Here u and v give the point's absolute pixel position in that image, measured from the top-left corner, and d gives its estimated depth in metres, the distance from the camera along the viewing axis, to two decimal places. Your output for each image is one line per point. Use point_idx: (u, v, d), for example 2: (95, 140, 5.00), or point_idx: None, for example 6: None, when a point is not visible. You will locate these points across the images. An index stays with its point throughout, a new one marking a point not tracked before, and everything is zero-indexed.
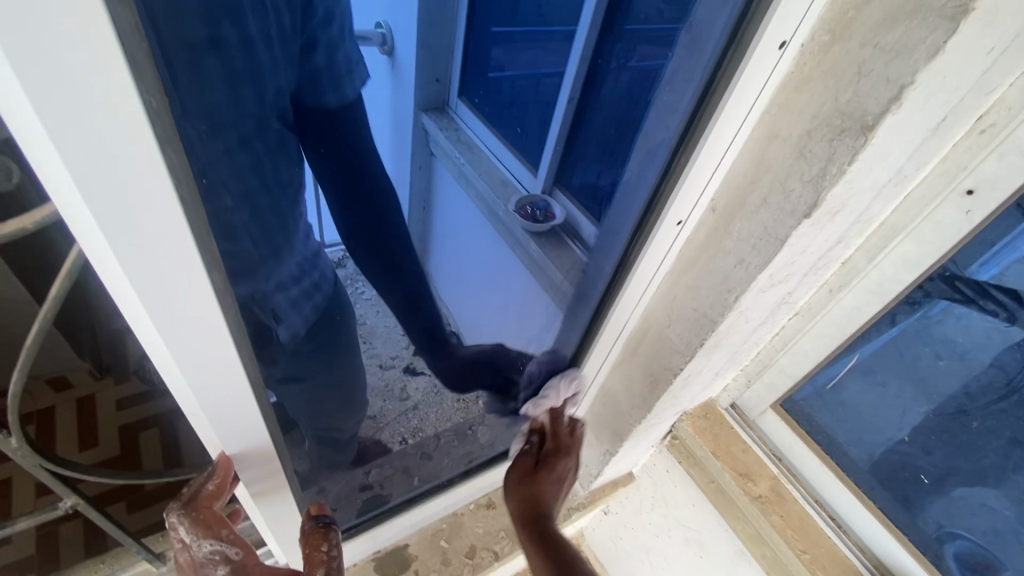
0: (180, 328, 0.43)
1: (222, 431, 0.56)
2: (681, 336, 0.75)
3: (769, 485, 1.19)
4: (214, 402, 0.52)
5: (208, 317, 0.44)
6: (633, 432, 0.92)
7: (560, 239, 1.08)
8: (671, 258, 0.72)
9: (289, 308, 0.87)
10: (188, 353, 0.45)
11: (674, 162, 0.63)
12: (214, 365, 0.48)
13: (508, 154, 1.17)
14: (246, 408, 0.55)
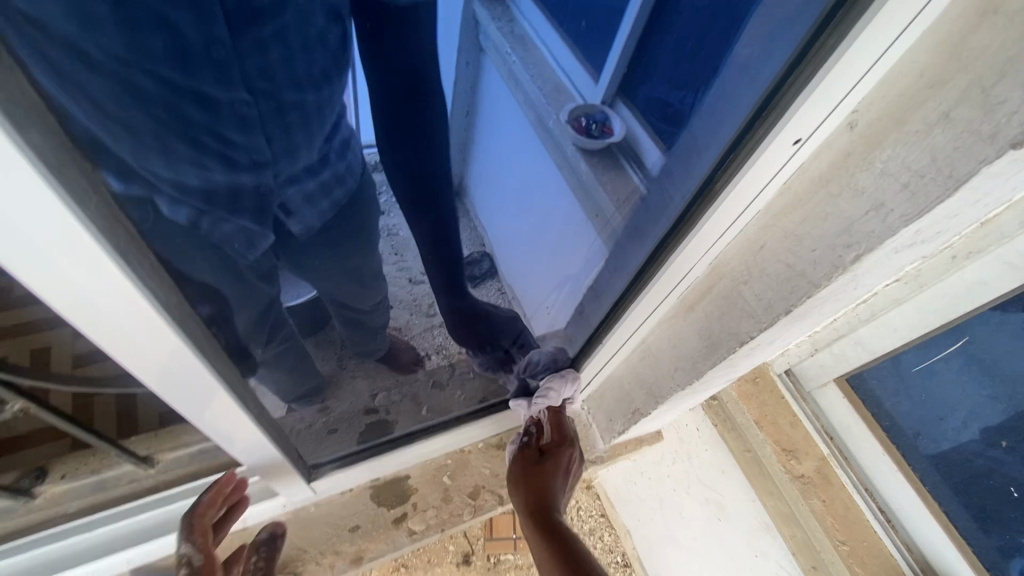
0: (56, 276, 0.31)
1: (165, 383, 0.45)
2: (759, 298, 0.58)
3: (816, 466, 1.06)
4: (138, 356, 0.41)
5: (94, 262, 0.31)
6: (673, 398, 0.78)
7: (615, 160, 1.00)
8: (769, 195, 0.52)
9: (303, 203, 0.74)
10: (78, 303, 0.33)
11: (813, 48, 0.42)
12: (122, 320, 0.36)
13: (568, 53, 1.07)
14: (187, 361, 0.44)
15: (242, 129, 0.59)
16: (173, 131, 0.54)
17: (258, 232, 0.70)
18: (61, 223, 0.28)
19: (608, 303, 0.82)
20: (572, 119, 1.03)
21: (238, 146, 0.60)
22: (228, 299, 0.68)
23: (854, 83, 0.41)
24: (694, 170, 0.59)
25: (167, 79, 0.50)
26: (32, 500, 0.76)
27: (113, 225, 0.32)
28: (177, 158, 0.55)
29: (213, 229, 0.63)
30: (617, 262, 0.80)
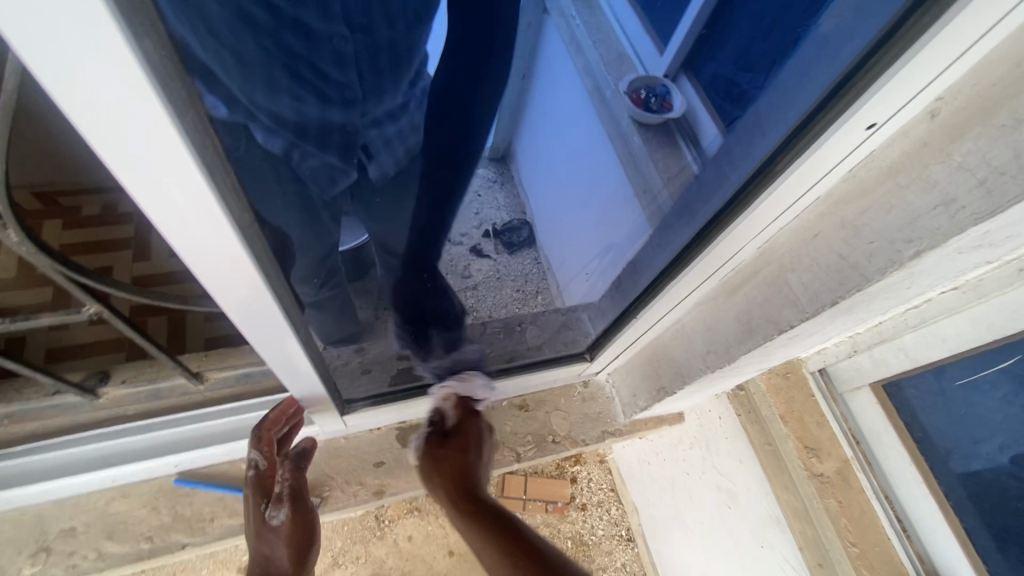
0: (149, 182, 0.33)
1: (232, 305, 0.48)
2: (806, 286, 0.57)
3: (836, 467, 1.04)
4: (213, 273, 0.43)
5: (181, 171, 0.33)
6: (700, 379, 0.78)
7: (672, 136, 0.99)
8: (834, 178, 0.50)
9: (382, 147, 0.81)
10: (165, 213, 0.36)
11: (905, 25, 0.39)
12: (207, 238, 0.39)
13: (635, 22, 1.09)
14: (250, 284, 0.46)
15: (339, 65, 0.66)
16: (280, 62, 0.61)
17: (341, 167, 0.77)
18: (158, 130, 0.30)
19: (646, 278, 0.81)
20: (631, 92, 1.04)
21: (334, 82, 0.67)
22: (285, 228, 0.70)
23: (950, 60, 0.38)
24: (756, 150, 0.58)
25: (278, 8, 0.56)
26: (96, 399, 0.83)
27: (201, 141, 0.34)
28: (279, 87, 0.62)
29: (302, 160, 0.71)
30: (663, 238, 0.79)
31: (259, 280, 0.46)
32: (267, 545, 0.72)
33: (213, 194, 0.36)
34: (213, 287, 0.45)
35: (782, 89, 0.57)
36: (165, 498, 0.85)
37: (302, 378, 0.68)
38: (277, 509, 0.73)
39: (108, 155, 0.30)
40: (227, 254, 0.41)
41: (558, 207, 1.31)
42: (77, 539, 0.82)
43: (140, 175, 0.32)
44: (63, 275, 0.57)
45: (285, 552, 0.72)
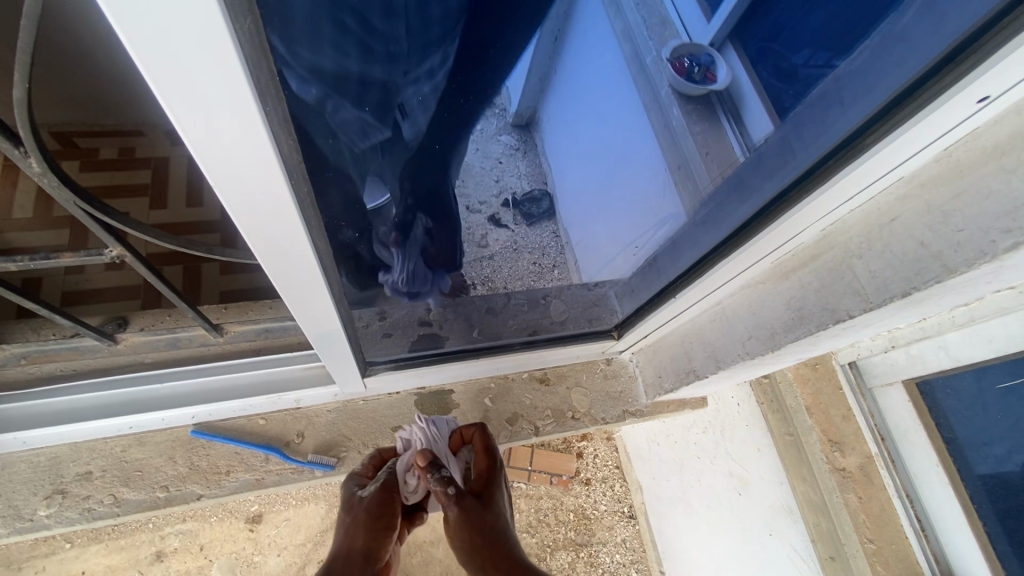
0: (195, 103, 0.29)
1: (267, 253, 0.45)
2: (873, 275, 0.53)
3: (859, 463, 1.00)
4: (254, 216, 0.40)
5: (232, 92, 0.29)
6: (734, 366, 0.75)
7: (712, 110, 0.93)
8: (919, 162, 0.46)
9: (418, 107, 0.77)
10: (211, 142, 0.32)
11: None
12: (252, 183, 0.37)
13: None
14: (291, 231, 0.43)
15: (386, 16, 0.61)
16: (326, 9, 0.55)
17: (374, 125, 0.72)
18: (209, 41, 0.26)
19: (689, 257, 0.77)
20: (673, 59, 0.97)
21: (378, 32, 0.61)
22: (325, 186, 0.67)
23: None
24: (835, 121, 0.53)
25: None
26: (114, 344, 0.82)
27: (252, 60, 0.30)
28: (322, 37, 0.56)
29: (335, 112, 0.65)
30: (711, 216, 0.74)
31: (302, 232, 0.44)
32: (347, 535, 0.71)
33: (263, 122, 0.32)
34: (255, 239, 0.43)
35: (871, 55, 0.51)
36: (181, 448, 0.84)
37: (327, 337, 0.65)
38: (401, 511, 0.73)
39: (157, 80, 0.28)
40: (270, 203, 0.39)
41: (587, 183, 1.26)
42: (93, 484, 0.81)
43: (187, 95, 0.29)
44: (87, 213, 0.54)
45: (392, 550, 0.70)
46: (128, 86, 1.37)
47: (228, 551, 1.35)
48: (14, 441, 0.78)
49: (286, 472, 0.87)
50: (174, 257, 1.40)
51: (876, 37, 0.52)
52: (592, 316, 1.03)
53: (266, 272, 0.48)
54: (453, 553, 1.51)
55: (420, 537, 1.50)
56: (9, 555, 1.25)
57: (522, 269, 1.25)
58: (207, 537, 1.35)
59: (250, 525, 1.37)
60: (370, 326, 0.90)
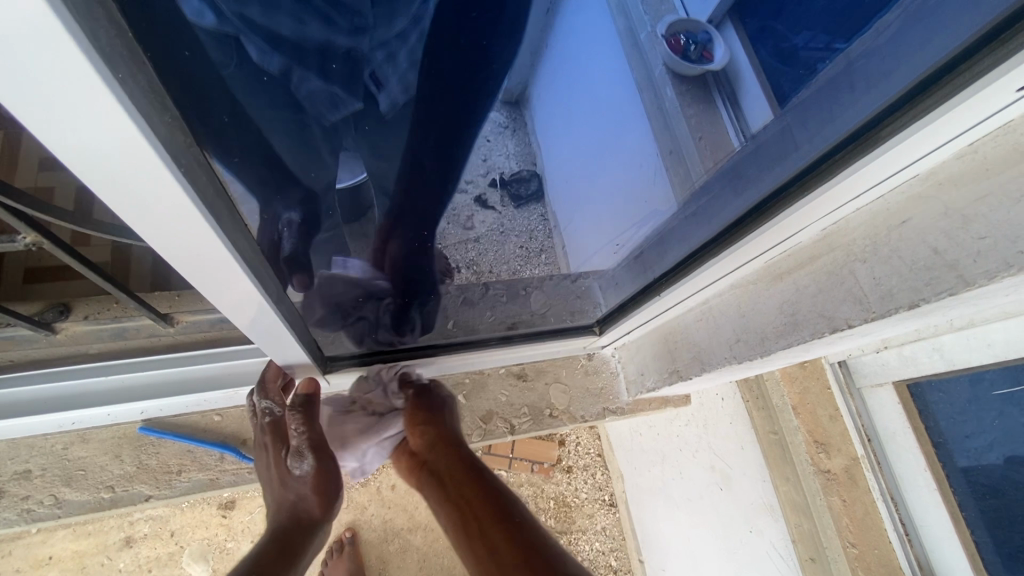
0: (22, 73, 0.22)
1: (174, 252, 0.38)
2: (876, 282, 0.48)
3: (844, 464, 0.97)
4: (147, 213, 0.33)
5: (71, 60, 0.22)
6: (720, 369, 0.70)
7: (708, 92, 0.86)
8: (938, 156, 0.41)
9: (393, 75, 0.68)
10: (60, 123, 0.25)
11: None
12: (146, 183, 0.30)
13: None
14: (198, 228, 0.36)
15: None
16: None
17: (344, 98, 0.66)
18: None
19: (675, 254, 0.71)
20: (670, 35, 0.92)
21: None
22: (261, 169, 0.60)
23: None
24: (847, 107, 0.47)
25: None
26: (53, 334, 0.75)
27: (88, 9, 0.22)
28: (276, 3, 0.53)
29: (300, 82, 0.61)
30: (701, 209, 0.69)
31: (214, 229, 0.37)
32: (291, 490, 0.70)
33: (124, 96, 0.24)
34: (157, 239, 0.36)
35: (889, 32, 0.46)
36: (129, 446, 0.79)
37: (273, 336, 0.59)
38: (299, 462, 0.70)
39: None
40: (165, 200, 0.32)
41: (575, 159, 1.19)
42: (32, 484, 0.76)
43: (14, 65, 0.21)
44: None
45: (312, 495, 0.70)
46: None
47: (199, 537, 1.31)
48: None
49: (243, 472, 0.81)
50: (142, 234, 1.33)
51: (899, 10, 0.46)
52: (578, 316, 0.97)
53: (179, 273, 0.41)
54: (430, 540, 1.48)
55: (396, 524, 1.47)
56: None
57: (508, 253, 1.17)
58: (178, 524, 1.31)
59: (222, 512, 1.33)
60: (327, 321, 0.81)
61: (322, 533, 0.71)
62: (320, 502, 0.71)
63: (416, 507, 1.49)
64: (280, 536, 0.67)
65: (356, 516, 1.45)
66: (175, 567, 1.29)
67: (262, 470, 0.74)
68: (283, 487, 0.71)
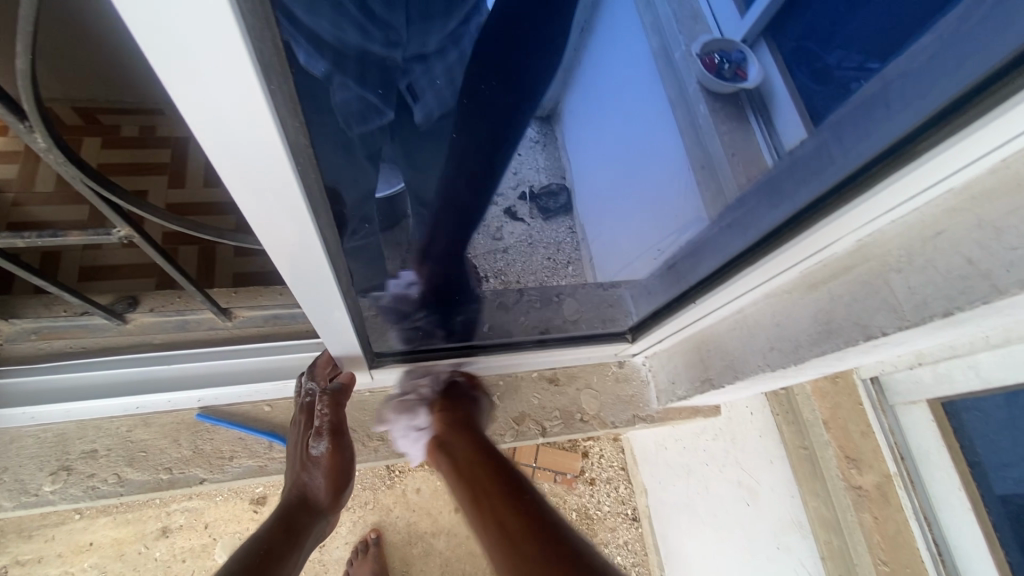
0: (195, 76, 0.27)
1: (270, 236, 0.43)
2: (910, 291, 0.50)
3: (877, 481, 0.96)
4: (260, 195, 0.38)
5: (238, 63, 0.27)
6: (753, 377, 0.72)
7: (741, 112, 1.00)
8: (966, 174, 0.43)
9: (426, 89, 0.81)
10: (212, 116, 0.30)
11: None
12: (266, 172, 0.36)
13: None
14: (298, 214, 0.41)
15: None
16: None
17: (373, 106, 0.72)
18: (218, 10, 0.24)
19: (708, 264, 0.74)
20: (705, 55, 1.05)
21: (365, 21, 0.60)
22: (338, 178, 0.64)
23: None
24: (882, 123, 0.49)
25: None
26: (123, 324, 0.81)
27: (257, 30, 0.28)
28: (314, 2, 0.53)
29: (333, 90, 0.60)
30: (738, 220, 0.71)
31: (309, 219, 0.42)
32: (307, 472, 0.75)
33: (266, 99, 0.30)
34: (259, 222, 0.41)
35: (924, 55, 0.48)
36: (186, 431, 0.84)
37: (333, 327, 0.64)
38: (317, 442, 0.76)
39: (160, 56, 0.26)
40: (279, 188, 0.38)
41: (602, 183, 1.35)
42: (98, 462, 0.80)
43: (189, 67, 0.27)
44: (93, 192, 0.51)
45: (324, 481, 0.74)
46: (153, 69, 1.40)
47: (231, 530, 1.36)
48: (22, 415, 0.77)
49: None
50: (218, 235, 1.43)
51: (935, 34, 0.49)
52: (619, 325, 0.98)
53: (269, 255, 0.46)
54: (453, 545, 1.50)
55: (421, 528, 1.50)
56: (20, 522, 1.26)
57: (536, 264, 1.28)
58: (212, 516, 1.36)
59: (254, 507, 1.38)
60: (382, 310, 0.86)
61: (323, 523, 0.73)
62: (331, 491, 0.75)
63: (440, 511, 1.51)
64: (285, 515, 0.70)
65: (382, 517, 1.48)
66: (207, 559, 1.34)
67: (287, 452, 0.79)
68: (301, 469, 0.75)
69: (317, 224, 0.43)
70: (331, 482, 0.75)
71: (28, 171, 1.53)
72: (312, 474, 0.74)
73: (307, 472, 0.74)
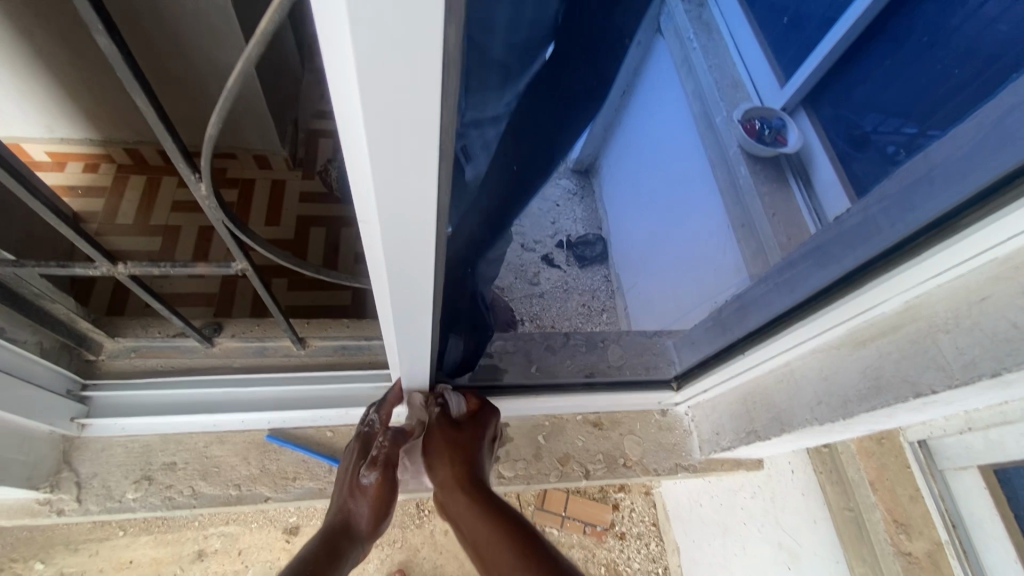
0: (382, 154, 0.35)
1: (392, 278, 0.50)
2: (959, 351, 0.53)
3: (927, 549, 0.94)
4: (397, 246, 0.45)
5: (419, 151, 0.35)
6: (802, 430, 0.74)
7: (783, 174, 1.17)
8: (1011, 246, 0.47)
9: (483, 147, 0.75)
10: (383, 186, 0.38)
11: None
12: (409, 228, 0.43)
13: (765, 70, 1.32)
14: (423, 260, 0.48)
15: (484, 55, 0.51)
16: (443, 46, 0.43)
17: None
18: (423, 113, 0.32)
19: (757, 318, 0.78)
20: (747, 120, 1.21)
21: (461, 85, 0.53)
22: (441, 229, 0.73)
23: None
24: (927, 198, 0.54)
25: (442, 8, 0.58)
26: (211, 347, 0.90)
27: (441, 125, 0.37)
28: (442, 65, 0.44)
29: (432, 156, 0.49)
30: (787, 280, 0.75)
31: (426, 264, 0.49)
32: (354, 499, 0.76)
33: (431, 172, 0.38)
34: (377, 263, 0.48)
35: (964, 139, 0.53)
36: (255, 450, 0.90)
37: (410, 357, 0.70)
38: (368, 471, 0.77)
39: (370, 146, 0.34)
40: (410, 241, 0.45)
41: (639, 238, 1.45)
42: (176, 475, 0.86)
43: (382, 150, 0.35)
44: (229, 230, 0.60)
45: (368, 510, 0.75)
46: (243, 129, 1.58)
47: (263, 558, 1.38)
48: (113, 426, 0.85)
49: None
50: (279, 270, 1.55)
51: (972, 124, 0.56)
52: (662, 371, 1.02)
53: (374, 287, 0.53)
54: None
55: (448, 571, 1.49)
56: (69, 535, 1.30)
57: (571, 310, 1.38)
58: (246, 543, 1.39)
59: (286, 536, 1.40)
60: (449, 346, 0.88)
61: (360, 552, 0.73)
62: (373, 521, 0.75)
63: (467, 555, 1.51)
64: (326, 536, 0.70)
65: (409, 557, 1.48)
66: None
67: (340, 475, 0.82)
68: (349, 495, 0.77)
69: (429, 270, 0.50)
70: (373, 513, 0.75)
71: (114, 204, 1.69)
72: (355, 502, 0.75)
73: (353, 501, 0.76)
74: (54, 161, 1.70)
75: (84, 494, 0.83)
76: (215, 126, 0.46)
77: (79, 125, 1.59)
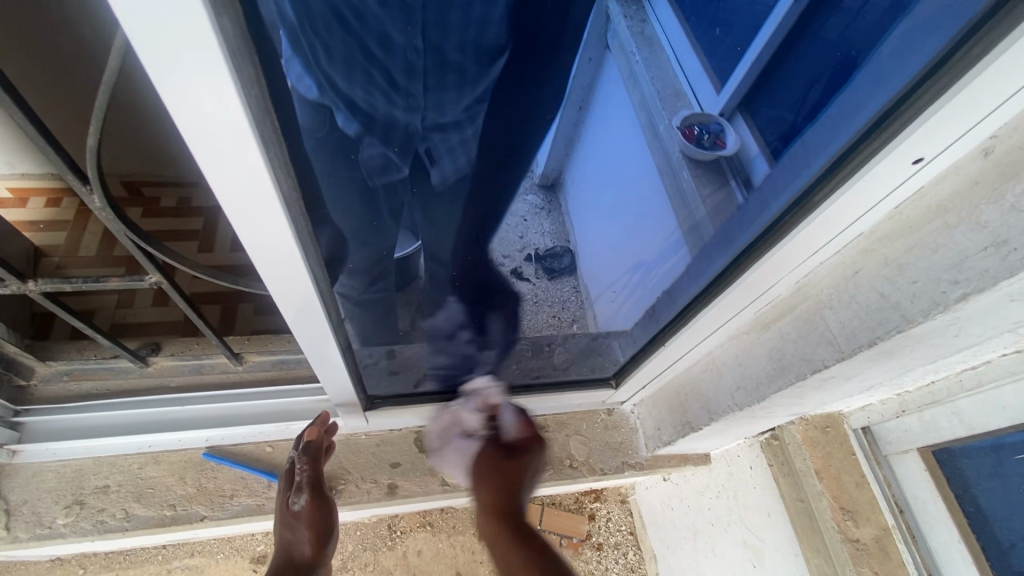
0: (212, 149, 0.36)
1: (280, 279, 0.51)
2: (842, 324, 0.55)
3: (875, 534, 0.90)
4: (265, 242, 0.46)
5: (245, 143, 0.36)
6: (726, 417, 0.75)
7: (722, 169, 1.18)
8: (868, 218, 0.49)
9: (446, 153, 0.80)
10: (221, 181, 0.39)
11: (931, 80, 0.40)
12: (266, 224, 0.44)
13: (703, 76, 1.35)
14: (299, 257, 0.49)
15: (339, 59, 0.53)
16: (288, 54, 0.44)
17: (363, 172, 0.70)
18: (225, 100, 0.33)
19: (675, 309, 0.80)
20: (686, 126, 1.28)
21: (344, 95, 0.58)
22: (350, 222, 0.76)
23: (988, 111, 0.38)
24: (797, 178, 0.57)
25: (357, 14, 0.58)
26: (145, 366, 0.91)
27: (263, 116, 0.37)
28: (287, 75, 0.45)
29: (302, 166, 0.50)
30: (696, 269, 0.79)
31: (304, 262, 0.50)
32: (291, 530, 0.76)
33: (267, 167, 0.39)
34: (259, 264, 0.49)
35: (828, 123, 0.56)
36: (192, 469, 0.89)
37: (329, 365, 0.71)
38: (298, 498, 0.77)
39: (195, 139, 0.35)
40: (281, 239, 0.46)
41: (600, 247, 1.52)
42: (109, 497, 0.85)
43: (221, 139, 0.36)
44: (134, 242, 0.61)
45: (305, 539, 0.75)
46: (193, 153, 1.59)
47: None
48: (45, 451, 0.84)
49: None
50: (239, 294, 1.55)
51: (836, 107, 0.58)
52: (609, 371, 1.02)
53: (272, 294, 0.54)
54: None
55: None
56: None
57: (542, 321, 1.43)
58: None
59: (253, 567, 1.35)
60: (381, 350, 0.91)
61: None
62: (315, 545, 0.75)
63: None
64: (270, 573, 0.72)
65: None
66: None
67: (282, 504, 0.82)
68: (286, 524, 0.77)
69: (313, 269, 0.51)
70: (319, 544, 0.75)
71: (75, 237, 1.68)
72: (292, 533, 0.76)
73: (293, 532, 0.76)
74: (15, 197, 1.69)
75: (13, 522, 0.82)
76: (96, 133, 0.48)
77: (36, 160, 1.61)
